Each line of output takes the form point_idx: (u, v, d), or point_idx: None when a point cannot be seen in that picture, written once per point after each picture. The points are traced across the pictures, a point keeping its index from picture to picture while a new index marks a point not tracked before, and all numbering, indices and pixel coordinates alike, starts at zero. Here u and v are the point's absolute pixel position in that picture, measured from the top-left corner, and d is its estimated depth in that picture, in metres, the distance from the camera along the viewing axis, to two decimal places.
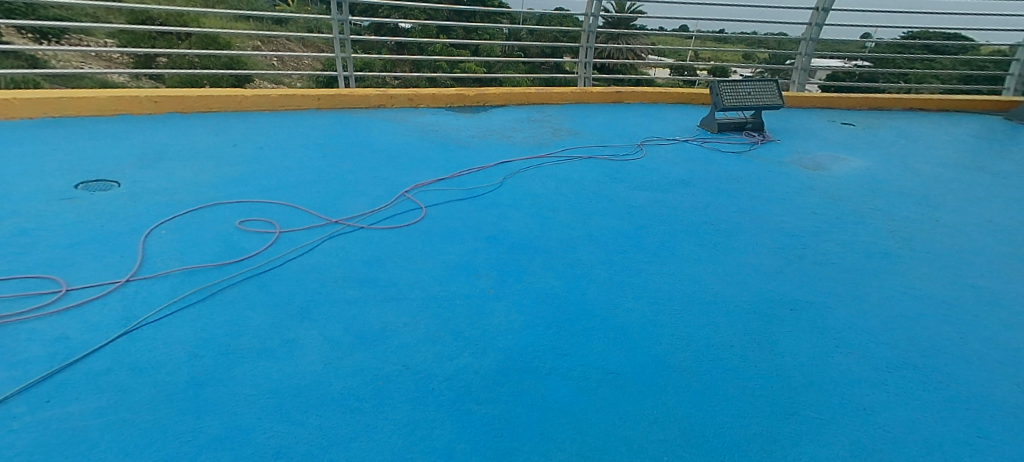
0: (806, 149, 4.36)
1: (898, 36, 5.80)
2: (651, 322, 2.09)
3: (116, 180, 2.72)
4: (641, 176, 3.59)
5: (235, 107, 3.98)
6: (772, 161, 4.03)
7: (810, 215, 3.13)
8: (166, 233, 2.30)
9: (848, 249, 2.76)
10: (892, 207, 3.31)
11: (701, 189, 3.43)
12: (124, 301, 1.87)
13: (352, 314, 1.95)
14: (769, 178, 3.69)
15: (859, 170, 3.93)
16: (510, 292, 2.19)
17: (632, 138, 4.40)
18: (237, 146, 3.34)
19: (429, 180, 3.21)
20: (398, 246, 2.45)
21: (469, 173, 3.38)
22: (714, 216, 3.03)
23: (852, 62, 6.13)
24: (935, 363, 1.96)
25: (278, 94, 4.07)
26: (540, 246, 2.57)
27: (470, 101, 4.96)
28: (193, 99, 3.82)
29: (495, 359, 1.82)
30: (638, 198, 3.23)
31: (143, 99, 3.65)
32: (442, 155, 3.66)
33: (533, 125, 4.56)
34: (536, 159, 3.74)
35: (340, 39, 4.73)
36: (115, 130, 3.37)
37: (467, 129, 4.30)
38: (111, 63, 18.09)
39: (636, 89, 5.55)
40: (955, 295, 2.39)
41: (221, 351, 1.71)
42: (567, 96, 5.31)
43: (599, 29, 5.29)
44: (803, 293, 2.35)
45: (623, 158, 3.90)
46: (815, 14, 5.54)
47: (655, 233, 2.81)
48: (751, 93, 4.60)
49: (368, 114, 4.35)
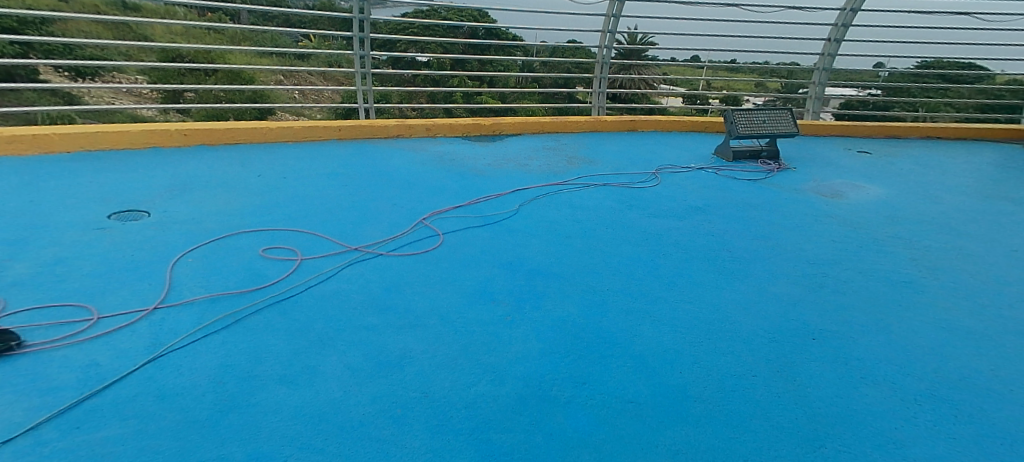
0: (824, 177, 4.34)
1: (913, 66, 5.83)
2: (670, 351, 2.07)
3: (146, 210, 2.81)
4: (657, 204, 3.61)
5: (260, 139, 4.10)
6: (788, 189, 4.02)
7: (829, 243, 3.11)
8: (192, 261, 2.36)
9: (870, 277, 2.73)
10: (912, 235, 3.28)
11: (716, 217, 3.43)
12: (151, 328, 1.91)
13: (371, 341, 1.97)
14: (786, 205, 3.67)
15: (877, 198, 3.90)
16: (527, 319, 2.20)
17: (647, 165, 4.44)
18: (261, 176, 3.43)
19: (446, 208, 3.27)
20: (416, 273, 2.48)
21: (485, 200, 3.44)
22: (731, 243, 3.04)
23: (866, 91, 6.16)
24: (966, 396, 1.90)
25: (301, 125, 4.19)
26: (557, 273, 2.59)
27: (486, 131, 5.05)
28: (220, 131, 3.95)
29: (512, 387, 1.82)
30: (655, 225, 3.24)
31: (173, 133, 3.78)
32: (459, 183, 3.73)
33: (548, 153, 4.62)
34: (551, 187, 3.79)
35: (361, 73, 4.89)
36: (147, 162, 3.49)
37: (483, 158, 4.37)
38: (140, 98, 18.96)
39: (651, 117, 5.60)
40: (984, 325, 2.33)
41: (243, 378, 1.73)
42: (582, 125, 5.39)
43: (612, 60, 5.41)
44: (825, 322, 2.32)
45: (638, 186, 3.93)
46: (827, 44, 5.61)
47: (673, 260, 2.81)
48: (765, 121, 4.62)
49: (387, 144, 4.45)
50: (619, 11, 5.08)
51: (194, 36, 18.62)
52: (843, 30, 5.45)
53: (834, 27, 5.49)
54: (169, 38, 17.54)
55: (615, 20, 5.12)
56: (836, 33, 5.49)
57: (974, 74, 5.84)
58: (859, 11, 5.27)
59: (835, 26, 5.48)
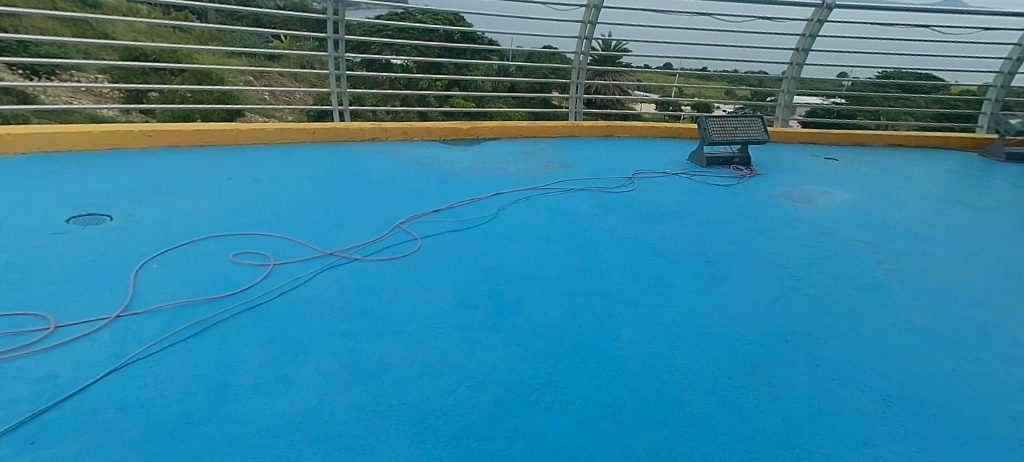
0: (794, 182, 4.45)
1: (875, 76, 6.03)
2: (649, 355, 2.08)
3: (109, 214, 2.69)
4: (634, 208, 3.64)
5: (230, 141, 3.99)
6: (760, 194, 4.11)
7: (800, 247, 3.18)
8: (159, 267, 2.28)
9: (839, 280, 2.80)
10: (878, 239, 3.39)
11: (692, 221, 3.48)
12: (114, 337, 1.83)
13: (348, 348, 1.92)
14: (759, 210, 3.75)
15: (845, 203, 4.02)
16: (507, 324, 2.19)
17: (623, 170, 4.48)
18: (232, 179, 3.34)
19: (424, 212, 3.24)
20: (393, 278, 2.44)
21: (463, 204, 3.42)
22: (707, 248, 3.08)
23: (831, 100, 6.34)
24: (931, 396, 1.97)
25: (274, 127, 4.09)
26: (537, 278, 2.59)
27: (463, 134, 5.02)
28: (188, 133, 3.83)
29: (493, 393, 1.80)
30: (632, 230, 3.27)
31: (138, 134, 3.65)
32: (437, 187, 3.69)
33: (526, 157, 4.63)
34: (530, 191, 3.79)
35: (335, 75, 4.82)
36: (109, 164, 3.36)
37: (461, 162, 4.34)
38: (101, 97, 18.31)
39: (627, 123, 5.66)
40: (947, 327, 2.42)
41: (214, 388, 1.67)
42: (559, 129, 5.41)
43: (589, 66, 5.45)
44: (797, 325, 2.37)
45: (615, 190, 3.97)
46: (795, 54, 5.78)
47: (651, 264, 2.84)
48: (738, 128, 4.72)
49: (362, 147, 4.38)
50: (595, 18, 5.13)
51: (160, 34, 18.10)
52: (811, 40, 5.61)
53: (802, 38, 5.65)
54: (133, 35, 17.00)
55: (591, 26, 5.17)
56: (804, 43, 5.66)
57: (931, 84, 6.08)
58: (826, 22, 5.44)
59: (803, 36, 5.64)
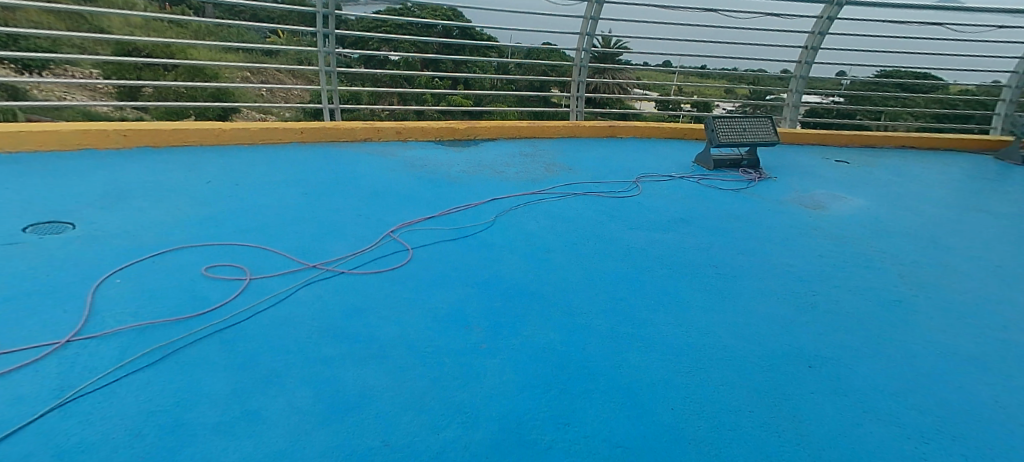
0: (805, 186, 4.26)
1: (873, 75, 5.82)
2: (659, 383, 1.89)
3: (72, 222, 2.49)
4: (639, 215, 3.45)
5: (212, 141, 3.78)
6: (770, 199, 3.92)
7: (816, 257, 2.99)
8: (121, 282, 2.07)
9: (862, 296, 2.61)
10: (898, 249, 3.20)
11: (700, 229, 3.29)
12: (61, 367, 1.63)
13: (327, 377, 1.73)
14: (770, 217, 3.57)
15: (860, 209, 3.83)
16: (504, 347, 2.00)
17: (626, 174, 4.29)
18: (210, 183, 3.13)
19: (416, 219, 3.04)
20: (380, 294, 2.25)
21: (458, 211, 3.23)
22: (717, 259, 2.89)
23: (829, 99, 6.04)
24: (973, 432, 1.78)
25: (259, 127, 3.89)
26: (536, 293, 2.40)
27: (460, 135, 4.82)
28: (167, 132, 3.62)
29: (487, 431, 1.61)
30: (638, 239, 3.08)
31: (112, 133, 3.43)
32: (431, 192, 3.50)
33: (525, 160, 4.44)
34: (528, 196, 3.59)
35: (325, 71, 4.61)
36: (80, 165, 3.14)
37: (457, 164, 4.16)
38: (94, 93, 18.07)
39: (629, 123, 5.47)
40: (981, 349, 2.23)
41: (170, 427, 1.47)
42: (559, 130, 5.21)
43: (590, 64, 5.25)
44: (820, 347, 2.18)
45: (618, 195, 3.78)
46: (804, 52, 5.58)
47: (659, 277, 2.64)
48: (747, 129, 4.51)
49: (353, 148, 4.18)
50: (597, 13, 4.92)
51: (154, 29, 17.86)
52: (820, 38, 5.41)
53: (811, 35, 5.45)
54: (127, 30, 16.76)
55: (593, 22, 4.97)
56: (813, 41, 5.46)
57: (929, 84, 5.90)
58: (836, 19, 5.24)
59: (813, 34, 5.44)
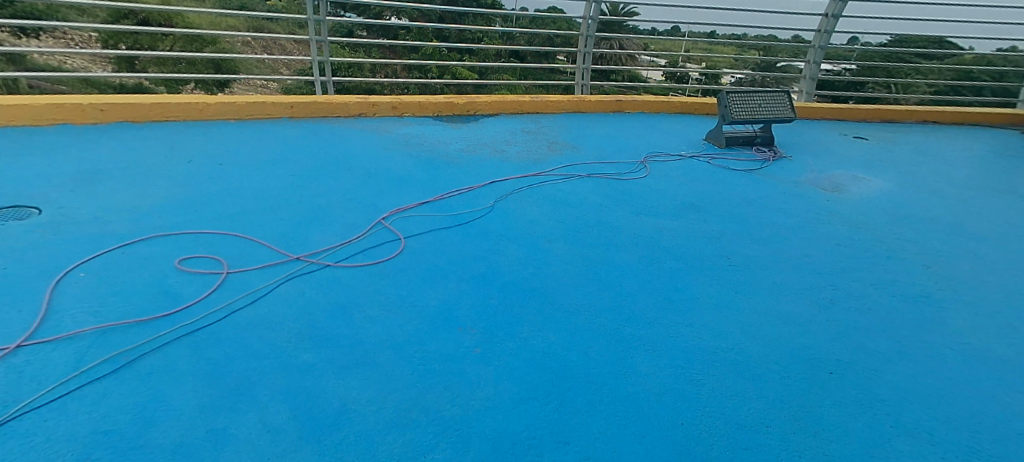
0: (822, 166, 4.03)
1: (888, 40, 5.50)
2: (667, 393, 1.75)
3: (37, 207, 2.32)
4: (646, 199, 3.27)
5: (196, 116, 3.54)
6: (785, 181, 3.71)
7: (835, 247, 2.81)
8: (85, 277, 1.92)
9: (885, 290, 2.44)
10: (922, 237, 3.01)
11: (711, 216, 3.10)
12: (11, 377, 1.49)
13: (305, 388, 1.59)
14: (785, 201, 3.37)
15: (880, 191, 3.62)
16: (500, 352, 1.85)
17: (633, 153, 4.08)
18: (191, 163, 2.95)
19: (410, 205, 2.88)
20: (368, 290, 2.09)
21: (455, 196, 3.05)
22: (729, 249, 2.72)
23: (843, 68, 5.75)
24: (1009, 449, 1.63)
25: (245, 100, 3.65)
26: (536, 289, 2.24)
27: (459, 110, 4.59)
28: (147, 106, 3.38)
29: (479, 452, 1.47)
30: (645, 227, 2.91)
31: (87, 107, 3.18)
32: (427, 174, 3.32)
33: (526, 138, 4.23)
34: (529, 179, 3.41)
35: (317, 41, 4.35)
36: (51, 142, 2.95)
37: (455, 143, 3.96)
38: (89, 60, 17.69)
39: (637, 97, 5.21)
40: (1015, 352, 2.07)
41: (128, 450, 1.34)
42: (564, 105, 4.97)
43: (597, 33, 4.97)
44: (840, 350, 2.02)
45: (625, 178, 3.59)
46: (824, 20, 5.24)
47: (667, 270, 2.48)
48: (762, 105, 4.26)
49: (346, 124, 3.97)
50: None
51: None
52: (842, 5, 5.06)
53: (833, 2, 5.09)
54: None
55: None
56: (834, 8, 5.10)
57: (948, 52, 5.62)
58: None
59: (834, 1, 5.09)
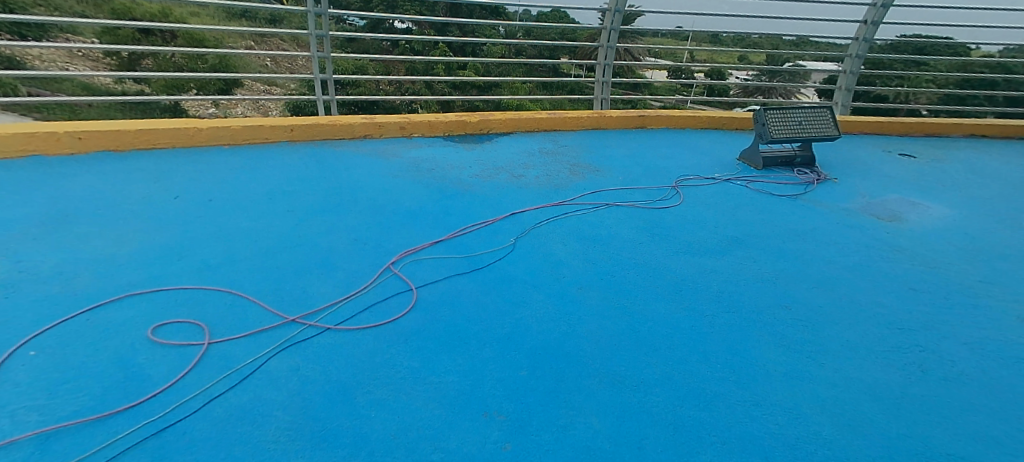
0: (872, 189, 3.66)
1: (917, 42, 5.12)
2: None
3: None
4: (684, 233, 2.92)
5: (187, 143, 3.24)
6: (834, 207, 3.35)
7: (908, 292, 2.45)
8: (37, 354, 1.60)
9: (980, 351, 2.08)
10: (1004, 277, 2.63)
11: (759, 252, 2.75)
12: None
13: None
14: (840, 233, 3.01)
15: (943, 219, 3.25)
16: (536, 448, 1.52)
17: (663, 176, 3.74)
18: (178, 198, 2.64)
19: (422, 246, 2.56)
20: (375, 362, 1.76)
21: (472, 233, 2.73)
22: (788, 297, 2.37)
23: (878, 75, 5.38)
24: None
25: (241, 125, 3.35)
26: (572, 356, 1.91)
27: (472, 129, 4.27)
28: (132, 133, 3.07)
29: None
30: (687, 269, 2.56)
31: (64, 136, 2.87)
32: (440, 207, 3.00)
33: (545, 159, 3.90)
34: (552, 210, 3.09)
35: (319, 57, 4.06)
36: (22, 177, 2.64)
37: (469, 167, 3.63)
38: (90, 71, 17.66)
39: (661, 112, 4.87)
40: None
41: None
42: (583, 121, 4.64)
43: (618, 44, 4.65)
44: (945, 438, 1.67)
45: (657, 206, 3.25)
46: (862, 28, 4.91)
47: (721, 326, 2.13)
48: (802, 122, 3.91)
49: (351, 147, 3.65)
50: None
51: None
52: (883, 11, 4.71)
53: (873, 8, 4.75)
54: None
55: None
56: (874, 14, 4.76)
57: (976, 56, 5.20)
58: None
59: (874, 6, 4.75)
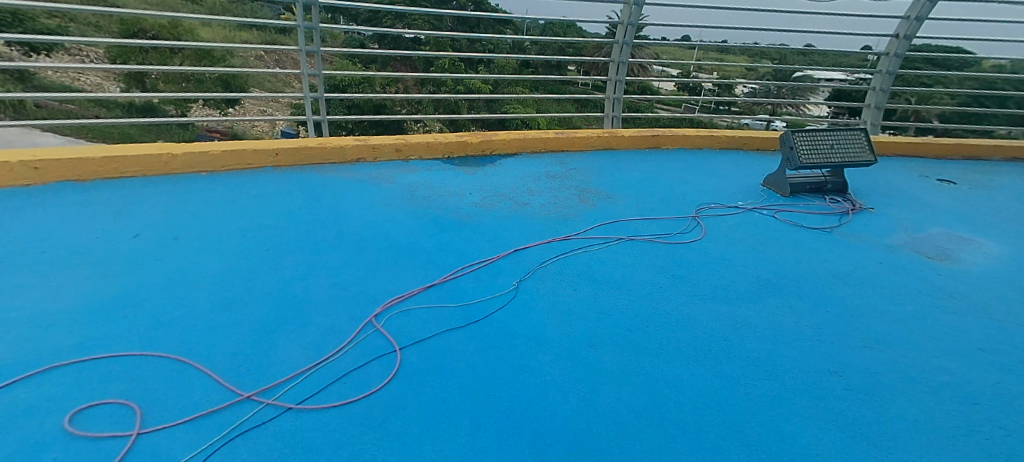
0: (914, 221, 3.32)
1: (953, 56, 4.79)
2: None
3: None
4: (710, 274, 2.59)
5: (159, 170, 2.95)
6: (875, 243, 3.01)
7: (975, 353, 2.11)
8: None
9: None
10: None
11: (797, 299, 2.42)
12: None
13: None
14: (885, 275, 2.67)
15: (999, 258, 2.90)
16: None
17: (682, 204, 3.42)
18: (138, 236, 2.34)
19: (412, 292, 2.24)
20: (343, 456, 1.45)
21: (470, 276, 2.41)
22: (835, 359, 2.03)
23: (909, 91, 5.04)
24: None
25: (219, 149, 3.06)
26: (584, 444, 1.58)
27: (474, 150, 3.96)
28: (96, 161, 2.78)
29: None
30: (716, 321, 2.23)
31: (16, 166, 2.58)
32: (435, 242, 2.68)
33: (553, 184, 3.59)
34: (560, 245, 2.77)
35: (309, 74, 3.78)
36: None
37: (469, 193, 3.32)
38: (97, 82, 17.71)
39: (677, 131, 4.55)
40: None
41: None
42: (593, 141, 4.32)
43: (630, 60, 4.35)
44: None
45: (677, 240, 2.92)
46: (894, 42, 4.58)
47: (760, 401, 1.80)
48: (834, 145, 3.58)
49: (341, 172, 3.36)
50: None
51: None
52: (918, 24, 4.38)
53: (905, 21, 4.43)
54: None
55: (635, 9, 4.07)
56: (907, 28, 4.44)
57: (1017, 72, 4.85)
58: None
59: (906, 19, 4.42)
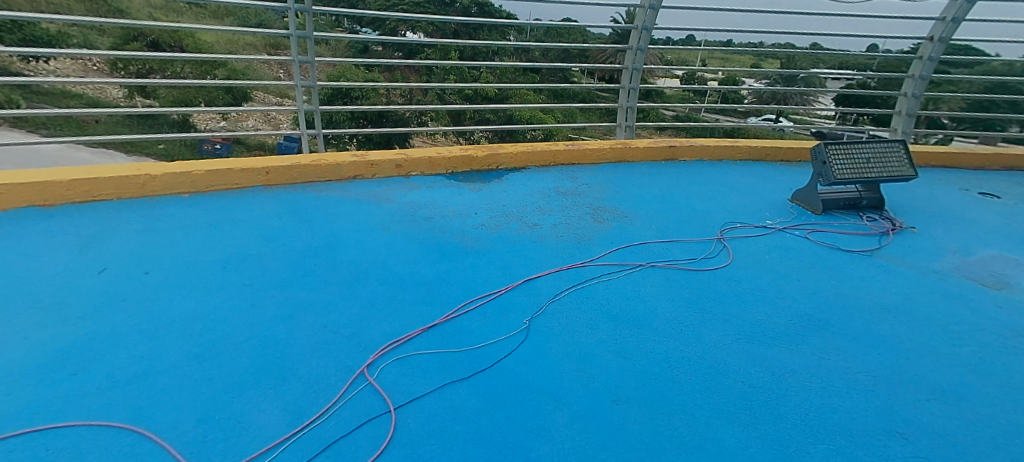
0: (961, 242, 3.03)
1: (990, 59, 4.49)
2: None
3: None
4: (744, 308, 2.32)
5: (137, 193, 2.72)
6: (922, 268, 2.73)
7: None
8: None
9: None
10: None
11: (845, 339, 2.14)
12: None
13: None
14: (939, 308, 2.39)
15: None
16: None
17: (705, 223, 3.15)
18: (105, 270, 2.10)
19: (410, 334, 1.98)
20: None
21: (476, 313, 2.15)
22: (898, 416, 1.75)
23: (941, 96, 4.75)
24: None
25: (203, 169, 2.82)
26: None
27: (479, 164, 3.71)
28: (66, 185, 2.54)
29: None
30: (756, 367, 1.95)
31: None
32: (437, 272, 2.42)
33: (564, 201, 3.33)
34: (575, 274, 2.51)
35: (303, 85, 3.54)
36: None
37: (475, 213, 3.07)
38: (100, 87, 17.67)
39: (695, 142, 4.28)
40: None
41: None
42: (606, 153, 4.06)
43: (645, 67, 4.08)
44: None
45: (703, 267, 2.65)
46: (927, 45, 4.29)
47: None
48: (871, 158, 3.29)
49: (336, 191, 3.11)
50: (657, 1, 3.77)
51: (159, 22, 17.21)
52: (954, 26, 4.09)
53: (941, 23, 4.14)
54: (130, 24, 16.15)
55: (652, 12, 3.82)
56: (942, 30, 4.15)
57: None
58: None
59: (942, 21, 4.13)
